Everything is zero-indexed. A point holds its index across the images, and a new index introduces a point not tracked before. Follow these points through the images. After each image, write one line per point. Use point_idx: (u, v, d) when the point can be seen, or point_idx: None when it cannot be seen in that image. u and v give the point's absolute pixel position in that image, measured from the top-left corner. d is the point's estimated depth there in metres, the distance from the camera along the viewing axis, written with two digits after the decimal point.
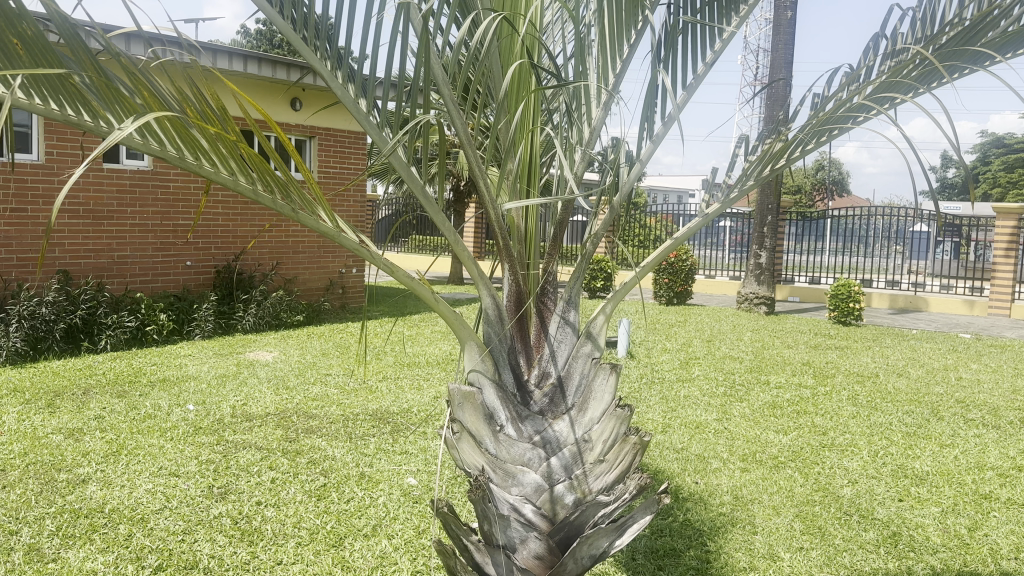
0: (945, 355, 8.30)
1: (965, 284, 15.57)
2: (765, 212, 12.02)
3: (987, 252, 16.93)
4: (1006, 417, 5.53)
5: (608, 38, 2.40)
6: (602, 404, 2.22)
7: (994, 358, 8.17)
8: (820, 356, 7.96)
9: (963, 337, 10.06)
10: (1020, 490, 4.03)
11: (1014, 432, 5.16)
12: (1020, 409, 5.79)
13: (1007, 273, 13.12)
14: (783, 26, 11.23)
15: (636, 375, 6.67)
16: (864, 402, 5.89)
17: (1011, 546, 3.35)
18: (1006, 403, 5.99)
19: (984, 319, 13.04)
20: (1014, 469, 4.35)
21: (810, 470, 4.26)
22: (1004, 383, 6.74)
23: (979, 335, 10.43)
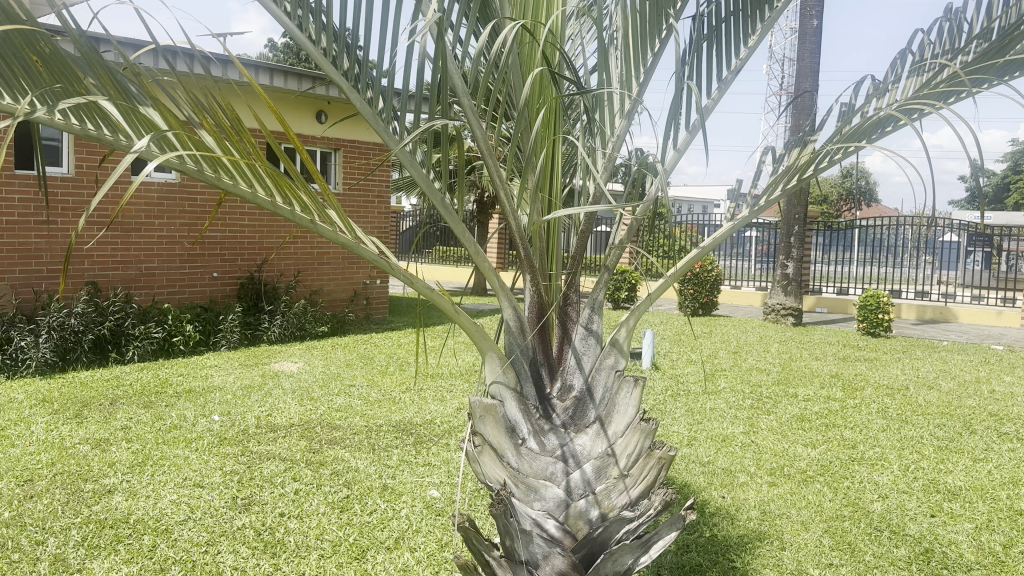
0: (978, 367, 8.12)
1: (997, 294, 15.25)
2: (792, 223, 11.84)
3: (1019, 261, 16.57)
4: None
5: (632, 47, 2.37)
6: (626, 417, 2.19)
7: None
8: (849, 368, 7.82)
9: (995, 349, 9.82)
10: None
11: None
12: None
13: None
14: (809, 35, 11.11)
15: (661, 387, 6.59)
16: (894, 415, 5.77)
17: None
18: None
19: (1016, 330, 12.75)
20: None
21: (839, 485, 4.17)
22: None
23: (1013, 347, 10.20)
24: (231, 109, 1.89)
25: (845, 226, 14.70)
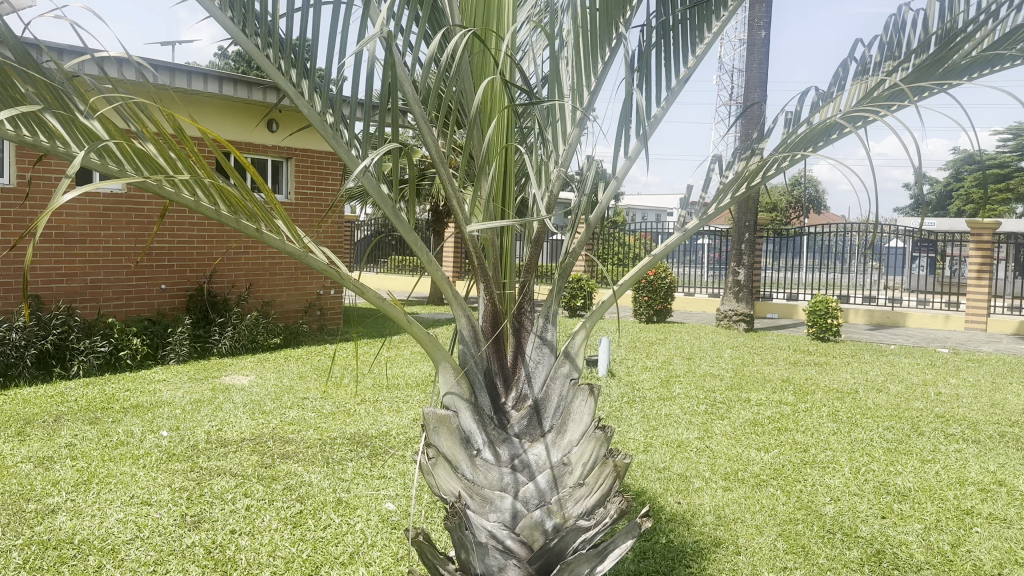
0: (924, 370, 8.33)
1: (940, 298, 15.65)
2: (742, 230, 12.02)
3: (961, 266, 17.03)
4: (986, 432, 5.52)
5: (582, 54, 2.37)
6: (582, 425, 2.18)
7: (972, 373, 8.19)
8: (799, 372, 7.96)
9: (938, 352, 10.11)
10: (1003, 505, 4.01)
11: (994, 446, 5.15)
12: (1000, 423, 5.76)
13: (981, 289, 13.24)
14: (757, 46, 11.35)
15: (616, 394, 6.63)
16: (844, 418, 5.89)
17: (994, 561, 3.34)
18: (985, 417, 5.97)
19: (959, 334, 13.13)
20: (994, 483, 4.35)
21: (791, 488, 4.24)
22: (983, 398, 6.74)
23: (956, 349, 10.53)
24: (173, 120, 1.82)
25: (794, 233, 14.98)
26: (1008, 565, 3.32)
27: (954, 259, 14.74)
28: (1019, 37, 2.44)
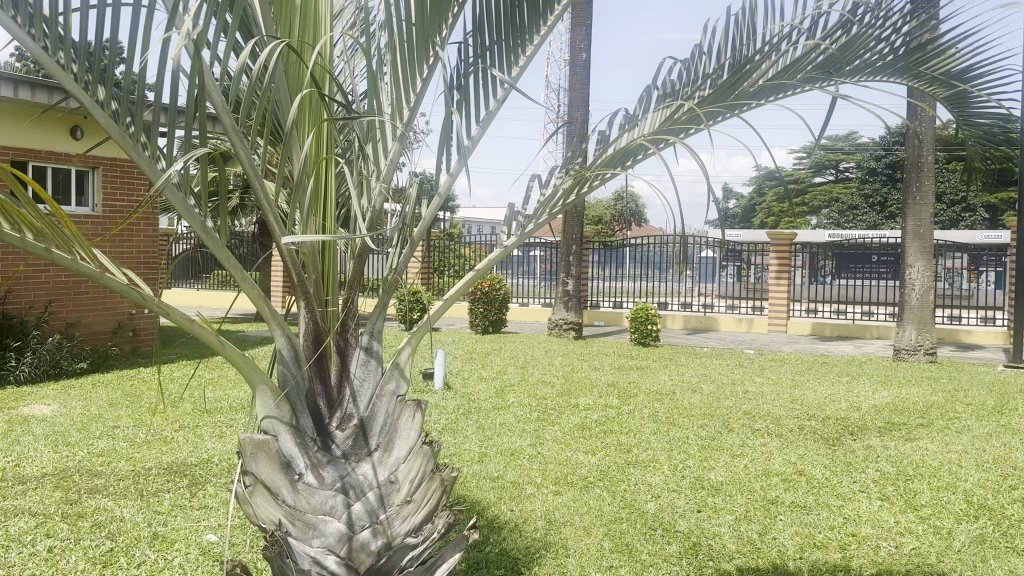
0: (732, 369, 9.06)
1: (747, 303, 17.05)
2: (570, 242, 12.49)
3: (763, 274, 18.67)
4: (786, 424, 6.05)
5: (400, 69, 2.37)
6: (409, 442, 2.16)
7: (773, 371, 8.99)
8: (624, 377, 8.39)
9: (745, 353, 11.04)
10: (802, 493, 4.25)
11: (793, 437, 5.64)
12: (797, 416, 6.32)
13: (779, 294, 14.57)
14: (579, 67, 11.91)
15: (452, 405, 6.67)
16: (663, 418, 6.27)
17: (797, 546, 3.51)
18: (785, 411, 6.55)
19: (763, 335, 14.37)
20: (797, 474, 4.62)
21: (617, 488, 4.45)
22: (783, 394, 7.39)
23: (760, 350, 11.54)
24: None
25: (618, 244, 15.77)
26: (808, 548, 3.48)
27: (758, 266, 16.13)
28: (801, 65, 2.63)
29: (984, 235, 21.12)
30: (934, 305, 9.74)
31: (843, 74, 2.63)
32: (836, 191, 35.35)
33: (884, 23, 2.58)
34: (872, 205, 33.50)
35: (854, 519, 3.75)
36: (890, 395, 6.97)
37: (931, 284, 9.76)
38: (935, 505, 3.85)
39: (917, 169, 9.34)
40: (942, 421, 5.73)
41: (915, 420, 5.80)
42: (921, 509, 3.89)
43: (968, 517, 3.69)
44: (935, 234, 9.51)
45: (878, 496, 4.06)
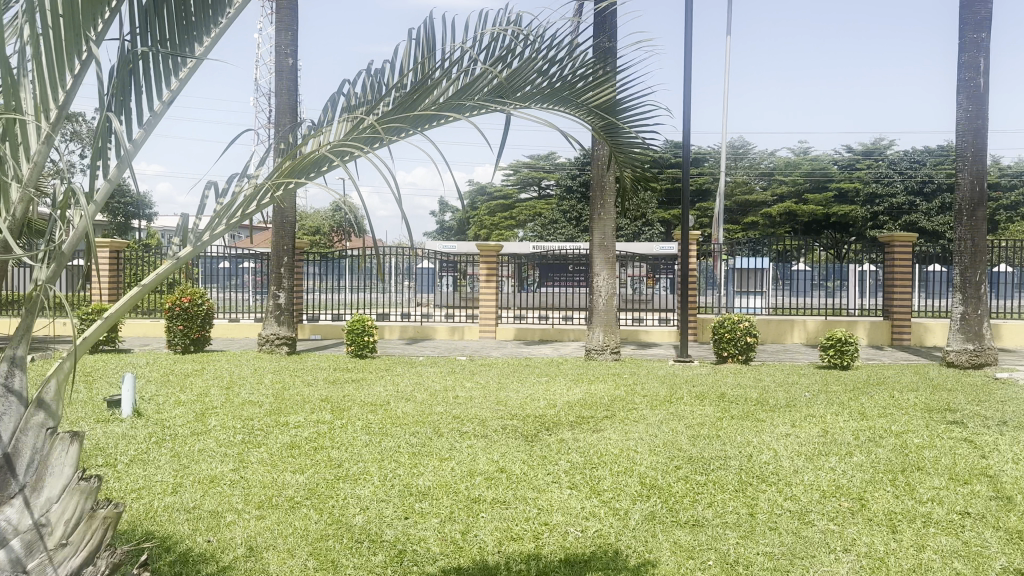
0: (444, 376, 9.28)
1: (461, 313, 17.59)
2: (281, 254, 11.91)
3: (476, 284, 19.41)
4: (493, 425, 6.05)
5: (46, 61, 2.11)
6: (62, 479, 1.93)
7: (482, 375, 9.34)
8: (337, 391, 8.20)
9: (458, 360, 11.43)
10: (504, 489, 4.34)
11: (498, 437, 5.65)
12: (505, 417, 6.36)
13: (490, 301, 15.24)
14: (285, 71, 11.51)
15: (142, 435, 6.03)
16: (375, 429, 6.06)
17: (495, 540, 3.64)
18: (494, 413, 6.54)
19: (476, 342, 14.94)
20: (498, 471, 4.71)
21: (323, 506, 4.20)
22: (490, 396, 7.50)
23: (472, 356, 12.02)
24: None
25: (333, 256, 15.41)
26: (505, 540, 3.66)
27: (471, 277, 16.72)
28: (474, 90, 2.74)
29: (658, 247, 24.18)
30: (617, 309, 10.90)
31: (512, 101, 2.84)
32: (544, 209, 38.20)
33: (546, 56, 2.82)
34: (569, 220, 36.44)
35: (547, 510, 4.00)
36: (581, 392, 7.61)
37: (615, 291, 10.91)
38: (614, 489, 4.29)
39: (600, 189, 10.48)
40: (623, 412, 6.43)
41: (601, 413, 6.43)
42: (602, 493, 4.29)
43: (641, 497, 4.15)
44: (617, 247, 10.71)
45: (568, 484, 4.40)
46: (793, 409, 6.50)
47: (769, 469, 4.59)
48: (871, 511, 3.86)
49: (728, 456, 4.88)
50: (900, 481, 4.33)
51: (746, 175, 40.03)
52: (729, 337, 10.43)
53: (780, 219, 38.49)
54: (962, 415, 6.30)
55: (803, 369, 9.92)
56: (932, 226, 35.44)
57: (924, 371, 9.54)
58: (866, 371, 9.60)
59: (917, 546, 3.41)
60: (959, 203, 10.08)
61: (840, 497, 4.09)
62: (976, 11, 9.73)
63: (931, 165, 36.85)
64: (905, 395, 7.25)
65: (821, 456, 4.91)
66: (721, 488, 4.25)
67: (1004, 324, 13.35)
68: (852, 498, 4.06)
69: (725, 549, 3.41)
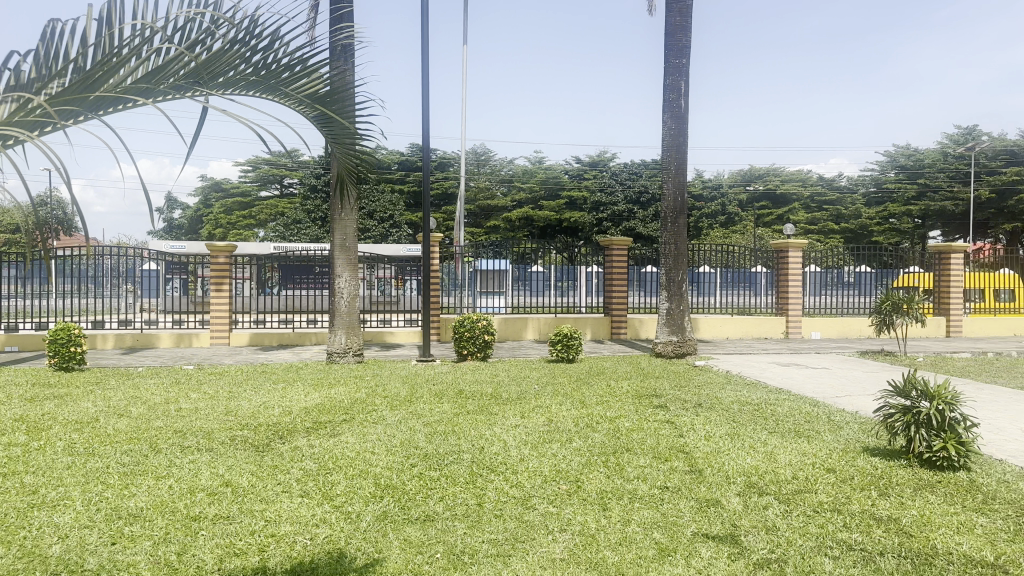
0: (168, 387, 8.52)
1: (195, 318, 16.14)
2: None
3: (210, 287, 17.93)
4: (220, 437, 5.66)
5: None
6: None
7: (211, 386, 8.58)
8: (34, 410, 7.19)
9: (186, 369, 10.59)
10: (228, 503, 4.13)
11: (225, 450, 5.30)
12: (231, 428, 5.99)
13: (222, 305, 14.08)
14: None
15: None
16: (82, 450, 5.43)
17: (215, 558, 3.41)
18: (220, 424, 6.15)
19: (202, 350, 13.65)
20: (222, 485, 4.46)
21: (11, 539, 3.69)
22: (219, 407, 6.97)
23: (201, 364, 11.20)
24: None
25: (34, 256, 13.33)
26: (227, 558, 3.42)
27: (205, 279, 15.40)
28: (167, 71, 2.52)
29: (405, 249, 24.36)
30: (360, 311, 10.83)
31: (208, 86, 2.71)
32: (286, 206, 36.72)
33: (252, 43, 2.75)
34: None
35: (274, 521, 3.85)
36: (319, 395, 7.41)
37: (358, 293, 10.73)
38: (347, 493, 4.25)
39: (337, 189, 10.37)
40: (361, 414, 6.38)
41: (338, 417, 6.32)
42: (333, 498, 4.23)
43: (374, 498, 4.16)
44: (359, 248, 10.57)
45: (298, 493, 4.27)
46: (523, 401, 6.90)
47: (498, 459, 4.83)
48: (585, 491, 4.21)
49: (461, 450, 5.06)
50: (612, 462, 4.77)
51: (488, 179, 42.11)
52: (468, 335, 10.80)
53: (519, 223, 40.84)
54: (665, 399, 7.10)
55: (536, 363, 10.56)
56: (646, 230, 40.07)
57: (637, 361, 10.64)
58: (589, 363, 10.48)
59: (623, 520, 3.78)
60: (664, 209, 11.29)
61: (560, 481, 4.41)
62: (677, 41, 10.96)
63: (645, 177, 41.61)
64: (620, 383, 8.00)
65: (546, 443, 5.26)
66: (452, 481, 4.40)
67: (702, 318, 15.29)
68: (570, 481, 4.40)
69: (453, 541, 3.52)
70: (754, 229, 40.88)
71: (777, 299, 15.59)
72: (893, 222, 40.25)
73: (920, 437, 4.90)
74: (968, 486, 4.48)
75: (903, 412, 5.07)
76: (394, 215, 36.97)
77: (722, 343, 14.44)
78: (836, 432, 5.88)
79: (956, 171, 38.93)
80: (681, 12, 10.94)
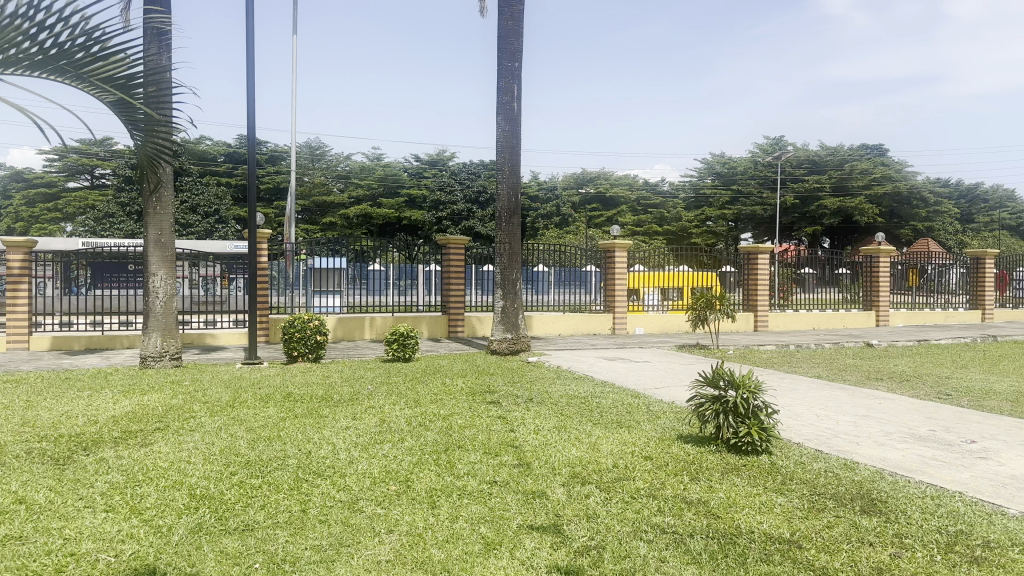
0: None
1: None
2: None
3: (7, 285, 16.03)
4: (13, 451, 5.13)
5: None
6: None
7: (5, 394, 7.75)
8: None
9: None
10: (21, 522, 3.75)
11: (20, 465, 4.80)
12: (27, 441, 5.43)
13: (23, 304, 12.62)
14: None
15: None
16: None
17: None
18: (12, 437, 5.55)
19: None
20: (14, 504, 4.04)
21: None
22: (15, 418, 6.29)
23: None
24: None
25: None
26: None
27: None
28: None
29: (231, 248, 23.14)
30: (177, 311, 10.24)
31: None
32: (98, 199, 33.83)
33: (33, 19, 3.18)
34: (130, 214, 32.87)
35: (75, 539, 3.54)
36: (131, 403, 6.88)
37: (174, 292, 10.25)
38: (158, 506, 3.98)
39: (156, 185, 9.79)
40: (177, 422, 6.00)
41: (151, 426, 5.91)
42: (144, 511, 3.95)
43: (189, 510, 3.93)
44: (175, 244, 10.10)
45: (103, 508, 3.96)
46: (355, 403, 6.77)
47: (326, 463, 4.71)
48: (414, 491, 4.21)
49: (287, 455, 4.90)
50: (443, 460, 4.79)
51: (324, 175, 41.14)
52: (299, 336, 10.46)
53: (357, 221, 40.14)
54: (497, 395, 7.23)
55: (370, 363, 10.41)
56: (484, 230, 40.77)
57: (472, 359, 10.77)
58: (425, 362, 10.48)
59: (450, 518, 3.80)
60: (498, 209, 11.49)
61: (388, 482, 4.38)
62: (509, 44, 11.27)
63: (483, 178, 42.34)
64: (454, 381, 8.06)
65: (377, 444, 5.20)
66: (276, 488, 4.25)
67: (537, 316, 15.74)
68: (400, 481, 4.38)
69: (273, 550, 3.40)
70: (586, 229, 42.65)
71: (605, 297, 16.37)
72: (711, 225, 43.40)
73: (727, 424, 5.29)
74: (769, 468, 4.89)
75: (713, 402, 5.45)
76: (219, 211, 35.48)
77: (556, 340, 14.92)
78: (654, 422, 6.24)
79: (763, 178, 42.46)
80: (514, 17, 11.28)
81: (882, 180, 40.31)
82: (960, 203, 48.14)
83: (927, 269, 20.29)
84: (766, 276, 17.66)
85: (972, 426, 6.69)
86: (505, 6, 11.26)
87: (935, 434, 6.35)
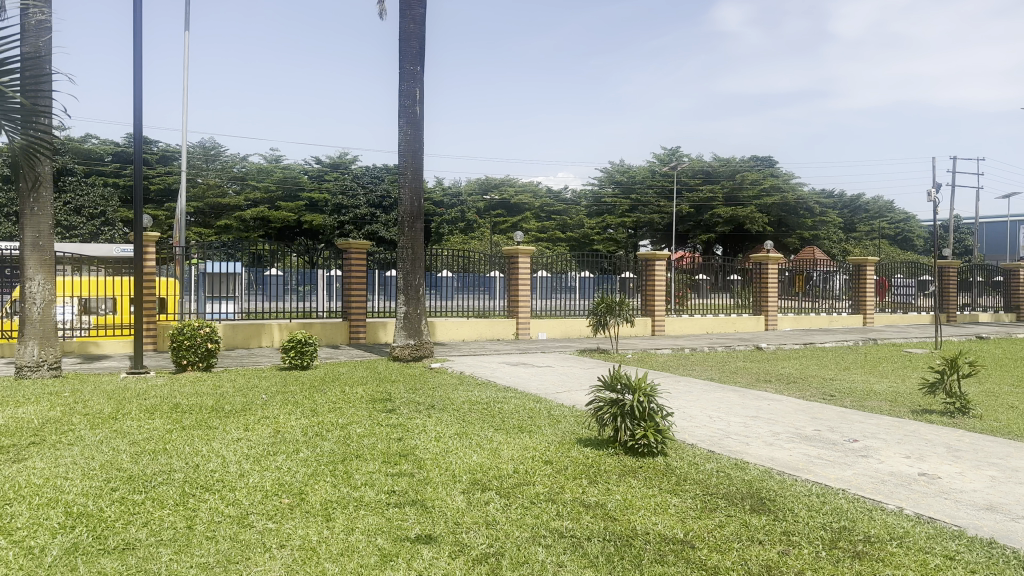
0: None
1: None
2: None
3: None
4: None
5: None
6: None
7: None
8: None
9: None
10: None
11: None
12: None
13: None
14: None
15: None
16: None
17: None
18: None
19: None
20: None
21: None
22: None
23: None
24: None
25: None
26: None
27: None
28: None
29: (118, 254, 21.92)
30: (57, 318, 9.64)
31: None
32: None
33: None
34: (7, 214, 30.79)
35: None
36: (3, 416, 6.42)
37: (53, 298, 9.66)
38: (29, 526, 3.71)
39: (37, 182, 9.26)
40: (54, 436, 5.62)
41: (24, 440, 5.52)
42: (12, 532, 3.67)
43: (63, 529, 3.69)
44: (54, 247, 9.49)
45: None
46: (248, 413, 6.53)
47: (214, 477, 4.52)
48: (309, 503, 4.09)
49: (172, 470, 4.66)
50: (339, 471, 4.68)
51: (218, 177, 39.75)
52: (189, 344, 10.02)
53: (254, 224, 39.09)
54: (398, 403, 7.14)
55: (266, 371, 10.07)
56: (388, 235, 40.42)
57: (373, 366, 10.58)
58: (325, 369, 10.25)
59: (346, 529, 3.72)
60: (400, 214, 11.33)
61: (282, 495, 4.24)
62: (410, 47, 11.18)
63: (386, 183, 41.86)
64: (354, 389, 7.91)
65: (270, 456, 5.03)
66: (159, 504, 4.04)
67: (441, 322, 15.66)
68: (293, 493, 4.25)
69: (156, 569, 3.24)
70: (490, 235, 42.84)
71: (509, 303, 16.45)
72: (611, 232, 44.45)
73: (625, 427, 5.39)
74: (664, 469, 5.01)
75: (611, 404, 5.52)
76: (107, 212, 33.71)
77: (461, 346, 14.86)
78: (555, 426, 6.30)
79: (659, 187, 43.85)
80: (415, 20, 11.22)
81: (770, 190, 42.36)
82: (841, 213, 51.08)
83: (810, 274, 21.25)
84: (662, 282, 18.15)
85: (852, 426, 7.08)
86: (406, 10, 11.19)
87: (820, 433, 6.69)
